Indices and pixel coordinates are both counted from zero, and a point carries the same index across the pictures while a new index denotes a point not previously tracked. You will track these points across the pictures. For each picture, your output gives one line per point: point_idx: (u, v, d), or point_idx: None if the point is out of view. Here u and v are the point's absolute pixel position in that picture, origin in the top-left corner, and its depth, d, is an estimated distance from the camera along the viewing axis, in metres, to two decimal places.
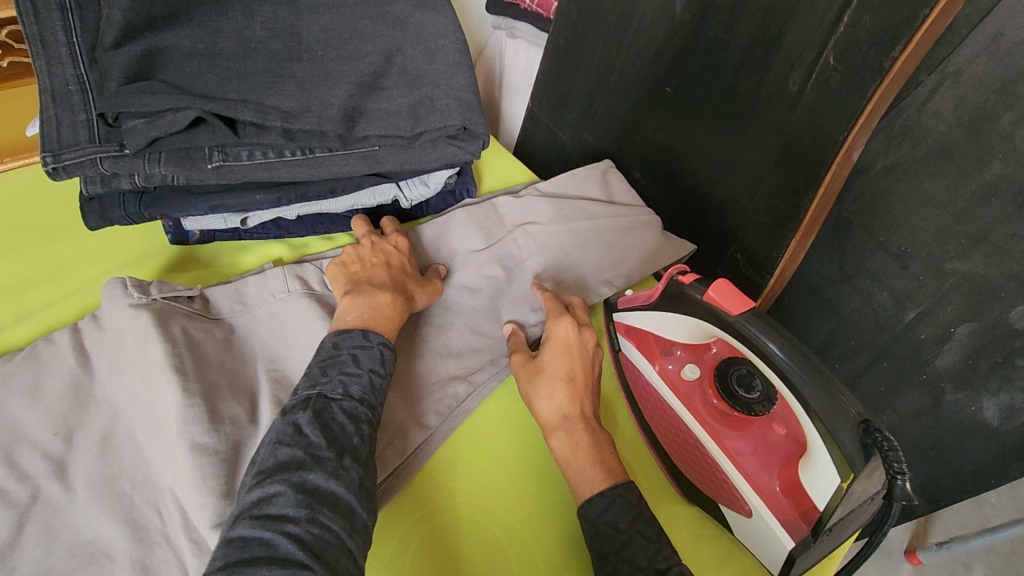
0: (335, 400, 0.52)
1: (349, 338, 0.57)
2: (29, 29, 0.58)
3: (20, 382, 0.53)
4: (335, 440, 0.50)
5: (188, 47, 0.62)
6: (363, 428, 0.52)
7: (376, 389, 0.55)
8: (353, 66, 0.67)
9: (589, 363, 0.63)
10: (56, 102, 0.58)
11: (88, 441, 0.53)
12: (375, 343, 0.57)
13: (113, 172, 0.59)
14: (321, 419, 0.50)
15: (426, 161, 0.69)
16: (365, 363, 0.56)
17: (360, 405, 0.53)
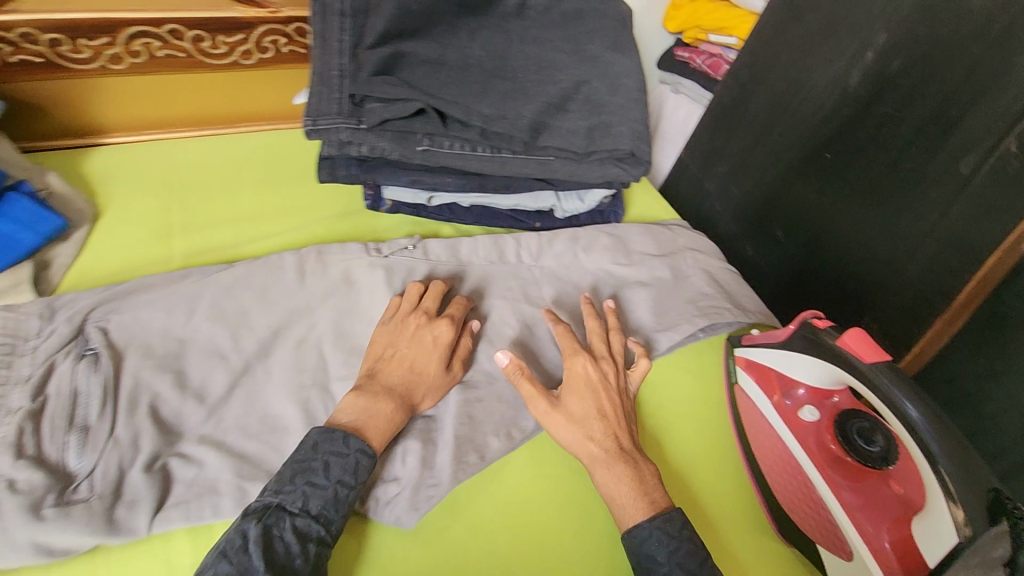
0: (291, 517, 0.50)
1: (330, 441, 0.55)
2: (314, 26, 0.73)
3: (252, 282, 0.68)
4: (274, 563, 0.48)
5: (423, 55, 0.76)
6: (309, 553, 0.50)
7: (335, 503, 0.53)
8: (547, 88, 0.78)
9: (610, 394, 0.65)
10: (321, 82, 0.73)
11: (287, 342, 0.65)
12: (350, 452, 0.54)
13: (348, 140, 0.73)
14: (268, 537, 0.49)
15: (592, 176, 0.78)
16: (334, 475, 0.53)
17: (314, 523, 0.51)
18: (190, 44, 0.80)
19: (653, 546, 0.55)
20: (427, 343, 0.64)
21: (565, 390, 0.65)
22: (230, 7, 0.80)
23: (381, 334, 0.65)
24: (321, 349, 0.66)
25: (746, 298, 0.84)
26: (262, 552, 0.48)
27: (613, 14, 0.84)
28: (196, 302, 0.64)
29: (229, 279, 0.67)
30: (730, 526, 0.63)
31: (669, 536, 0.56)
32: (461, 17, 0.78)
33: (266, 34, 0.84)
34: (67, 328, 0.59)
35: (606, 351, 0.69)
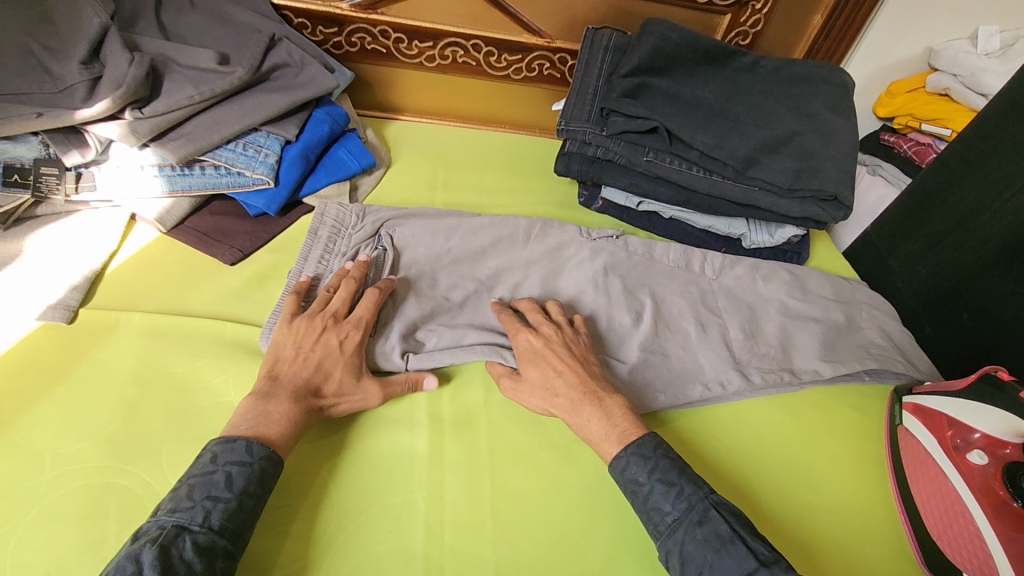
0: (190, 531, 0.48)
1: (230, 451, 0.54)
2: (583, 54, 0.94)
3: (490, 230, 0.85)
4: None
5: (662, 88, 0.92)
6: (213, 567, 0.47)
7: (239, 514, 0.51)
8: (764, 131, 0.89)
9: (562, 352, 0.68)
10: (579, 96, 0.93)
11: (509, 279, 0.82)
12: (254, 462, 0.53)
13: (590, 141, 0.91)
14: (166, 558, 0.46)
15: (791, 211, 0.88)
16: (236, 486, 0.52)
17: (217, 537, 0.49)
18: (482, 56, 1.04)
19: (634, 470, 0.59)
20: (333, 347, 0.64)
21: (521, 363, 0.68)
22: (520, 33, 1.02)
23: (280, 336, 0.64)
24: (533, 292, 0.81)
25: (918, 360, 0.86)
26: (160, 574, 0.44)
27: (837, 82, 0.94)
28: (452, 233, 0.83)
29: (478, 223, 0.85)
30: (834, 534, 0.66)
31: (642, 458, 0.60)
32: (701, 65, 0.93)
33: (537, 58, 1.05)
34: (370, 228, 0.81)
35: (546, 317, 0.72)
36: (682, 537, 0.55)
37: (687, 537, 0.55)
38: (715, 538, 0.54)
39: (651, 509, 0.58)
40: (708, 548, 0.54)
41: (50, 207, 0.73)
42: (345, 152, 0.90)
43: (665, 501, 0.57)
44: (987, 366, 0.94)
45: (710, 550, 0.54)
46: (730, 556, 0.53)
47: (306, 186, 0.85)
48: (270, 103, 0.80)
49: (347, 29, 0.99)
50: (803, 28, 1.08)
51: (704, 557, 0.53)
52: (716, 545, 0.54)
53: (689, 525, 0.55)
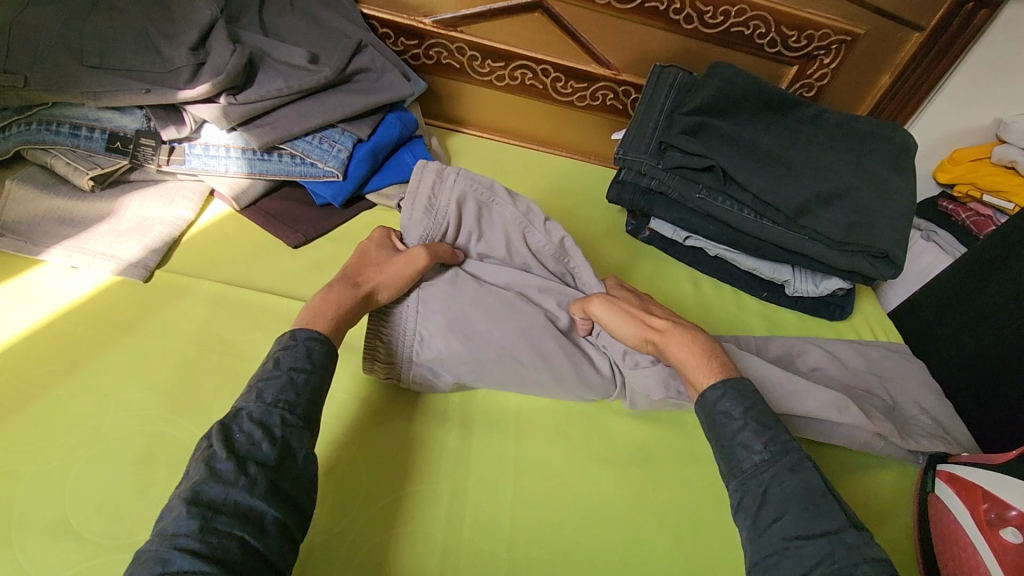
0: (247, 409, 0.54)
1: (285, 338, 0.60)
2: (647, 89, 0.98)
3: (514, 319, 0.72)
4: (237, 449, 0.51)
5: (723, 130, 0.94)
6: (271, 433, 0.53)
7: (292, 389, 0.57)
8: (819, 182, 0.90)
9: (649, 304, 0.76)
10: (639, 127, 0.96)
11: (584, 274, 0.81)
12: (297, 342, 0.59)
13: (645, 172, 0.93)
14: (227, 432, 0.52)
15: (840, 264, 0.88)
16: (286, 364, 0.58)
17: (272, 410, 0.55)
18: (549, 81, 1.09)
19: (727, 403, 0.62)
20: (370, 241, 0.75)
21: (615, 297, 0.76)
22: (589, 62, 1.06)
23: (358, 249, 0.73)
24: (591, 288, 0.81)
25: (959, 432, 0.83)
26: (223, 442, 0.51)
27: (899, 141, 0.94)
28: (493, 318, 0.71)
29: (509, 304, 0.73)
30: None
31: (738, 394, 0.62)
32: (763, 112, 0.95)
33: (602, 88, 1.09)
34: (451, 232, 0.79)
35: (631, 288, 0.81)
36: (767, 479, 0.58)
37: (776, 481, 0.57)
38: (806, 491, 0.56)
39: (738, 445, 0.60)
40: (792, 495, 0.56)
41: (142, 173, 0.79)
42: (411, 157, 0.93)
43: (755, 441, 0.60)
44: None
45: (798, 500, 0.56)
46: (820, 508, 0.55)
47: (370, 183, 0.90)
48: (350, 103, 0.86)
49: (427, 43, 1.05)
50: (870, 87, 1.09)
51: (788, 500, 0.56)
52: (805, 498, 0.56)
53: (780, 468, 0.58)
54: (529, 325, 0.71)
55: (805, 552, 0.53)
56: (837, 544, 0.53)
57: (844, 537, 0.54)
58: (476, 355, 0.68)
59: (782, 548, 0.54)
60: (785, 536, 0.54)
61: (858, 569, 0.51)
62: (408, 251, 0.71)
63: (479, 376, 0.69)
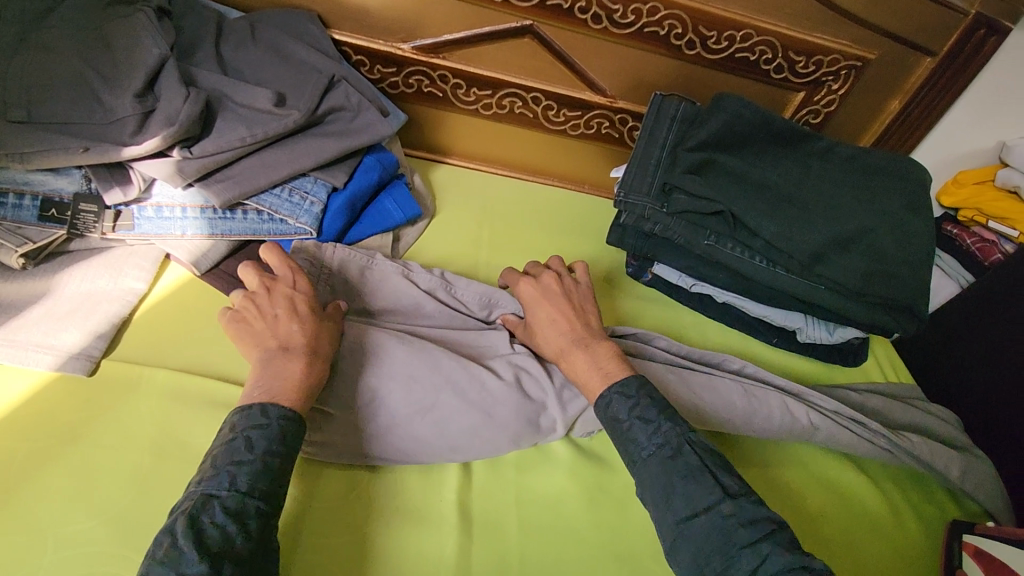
0: (219, 497, 0.48)
1: (247, 417, 0.53)
2: (647, 121, 0.92)
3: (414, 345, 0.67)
4: (209, 547, 0.45)
5: (731, 168, 0.87)
6: (246, 526, 0.48)
7: (265, 474, 0.51)
8: (835, 225, 0.83)
9: (559, 295, 0.70)
10: (639, 165, 0.89)
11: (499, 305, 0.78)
12: (269, 421, 0.53)
13: (648, 216, 0.86)
14: (196, 525, 0.46)
15: (859, 316, 0.82)
16: (257, 446, 0.52)
17: (246, 500, 0.49)
18: (540, 109, 1.01)
19: (615, 405, 0.60)
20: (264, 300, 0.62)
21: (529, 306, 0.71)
22: (583, 90, 0.99)
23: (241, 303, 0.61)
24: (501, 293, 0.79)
25: (976, 470, 0.78)
26: (193, 543, 0.45)
27: (914, 177, 0.88)
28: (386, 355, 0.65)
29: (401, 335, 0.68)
30: None
31: (625, 396, 0.60)
32: (772, 146, 0.89)
33: (597, 117, 1.02)
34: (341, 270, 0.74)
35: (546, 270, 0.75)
36: (654, 468, 0.56)
37: (661, 468, 0.56)
38: (685, 469, 0.55)
39: (629, 440, 0.58)
40: (674, 472, 0.55)
41: (83, 242, 0.70)
42: (391, 202, 0.86)
43: (642, 434, 0.58)
44: None
45: (678, 479, 0.55)
46: (698, 488, 0.54)
47: (350, 235, 0.82)
48: (323, 149, 0.77)
49: (406, 70, 0.96)
50: (878, 113, 1.04)
51: (671, 486, 0.55)
52: (684, 476, 0.55)
53: (662, 458, 0.56)
54: (425, 350, 0.66)
55: (693, 530, 0.53)
56: (717, 517, 0.52)
57: (720, 508, 0.53)
58: (364, 381, 0.63)
59: (673, 532, 0.53)
60: (676, 518, 0.54)
61: (737, 535, 0.51)
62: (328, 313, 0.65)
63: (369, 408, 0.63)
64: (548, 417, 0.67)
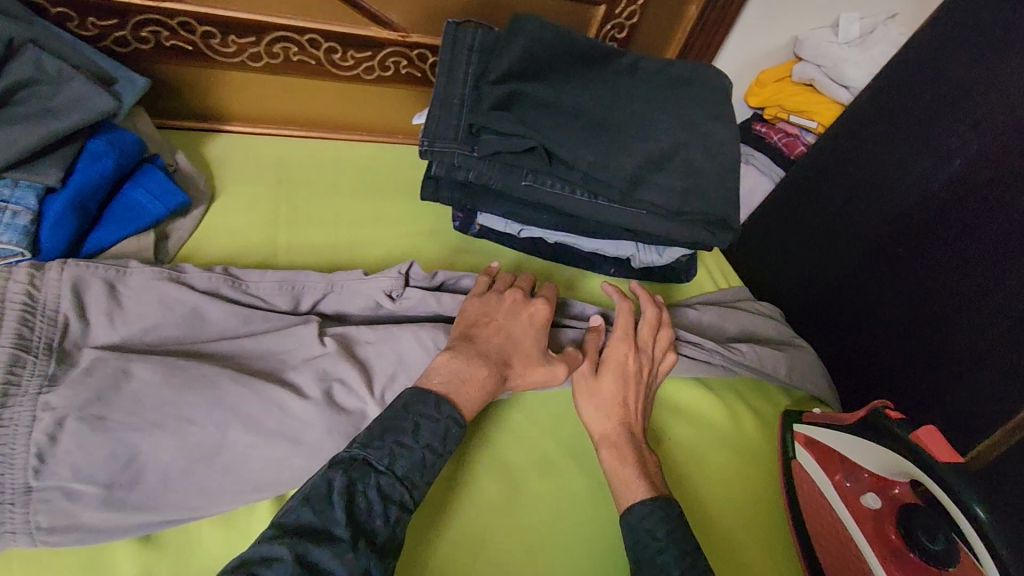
0: (377, 476, 0.51)
1: (422, 404, 0.55)
2: (444, 55, 0.82)
3: (181, 376, 0.53)
4: (356, 517, 0.48)
5: (539, 97, 0.80)
6: (393, 511, 0.50)
7: (422, 467, 0.53)
8: (648, 145, 0.81)
9: (639, 387, 0.68)
10: (442, 106, 0.79)
11: (307, 294, 0.67)
12: (443, 418, 0.55)
13: (459, 164, 0.78)
14: (352, 493, 0.49)
15: (680, 235, 0.81)
16: (422, 438, 0.54)
17: (397, 484, 0.51)
18: (321, 53, 0.86)
19: (650, 523, 0.58)
20: (525, 317, 0.66)
21: (602, 367, 0.68)
22: (366, 26, 0.85)
23: (474, 304, 0.67)
24: (307, 274, 0.68)
25: (800, 362, 0.83)
26: (346, 506, 0.48)
27: (716, 85, 0.88)
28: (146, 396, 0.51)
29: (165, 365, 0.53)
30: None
31: (665, 514, 0.59)
32: (578, 68, 0.83)
33: (391, 55, 0.89)
34: (76, 293, 0.57)
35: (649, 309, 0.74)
36: None
37: None
38: None
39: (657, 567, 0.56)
40: None
41: None
42: (143, 193, 0.69)
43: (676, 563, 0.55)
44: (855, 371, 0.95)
45: None
46: None
47: (90, 243, 0.65)
48: (7, 138, 0.59)
49: (132, 21, 0.76)
50: (680, 19, 1.01)
51: None
52: None
53: None
54: (199, 379, 0.53)
55: None
56: None
57: None
58: (121, 440, 0.49)
59: None
60: None
61: None
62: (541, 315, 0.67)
63: (140, 470, 0.49)
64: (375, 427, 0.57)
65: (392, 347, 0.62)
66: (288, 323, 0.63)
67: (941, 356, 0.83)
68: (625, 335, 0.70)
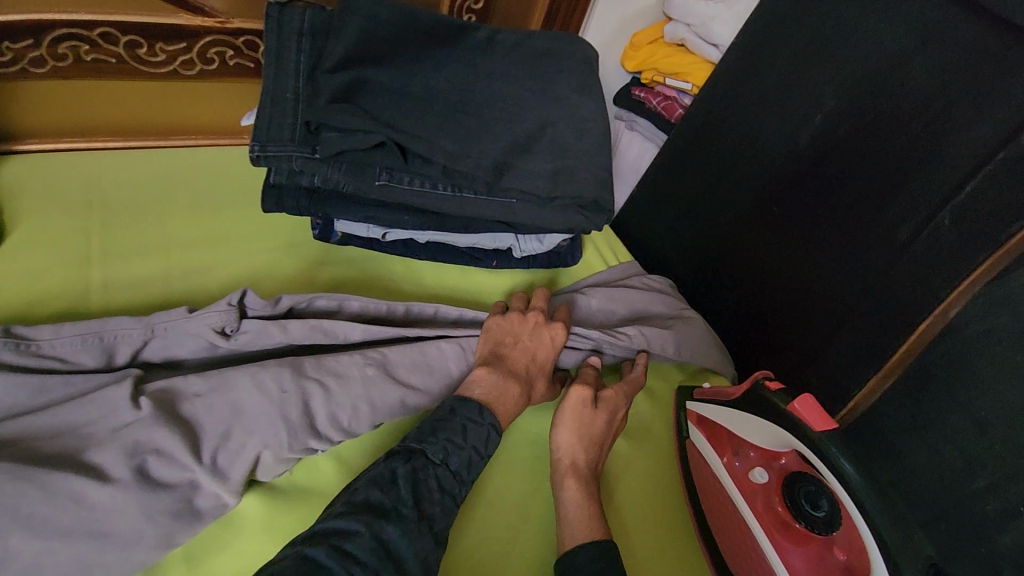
0: (436, 469, 0.57)
1: (467, 408, 0.61)
2: (268, 42, 0.71)
3: None
4: (420, 502, 0.54)
5: (385, 83, 0.72)
6: (449, 498, 0.56)
7: (468, 465, 0.59)
8: (512, 128, 0.75)
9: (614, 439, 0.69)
10: (273, 104, 0.69)
11: (121, 346, 0.59)
12: (486, 423, 0.61)
13: (300, 169, 0.69)
14: (416, 477, 0.55)
15: (553, 222, 0.76)
16: (470, 439, 0.59)
17: (450, 478, 0.57)
18: (121, 49, 0.75)
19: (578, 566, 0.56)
20: (544, 340, 0.72)
21: (601, 405, 0.68)
22: (175, 13, 0.75)
23: (497, 323, 0.72)
24: (117, 321, 0.60)
25: (688, 336, 0.82)
26: (414, 488, 0.54)
27: (580, 56, 0.84)
28: None
29: None
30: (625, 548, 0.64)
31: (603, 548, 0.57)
32: (428, 47, 0.75)
33: (212, 45, 0.79)
34: None
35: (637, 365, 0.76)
36: None
37: None
38: None
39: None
40: None
41: None
42: None
43: None
44: (746, 332, 0.97)
45: None
46: None
47: None
48: None
49: None
50: None
51: None
52: None
53: None
54: None
55: None
56: None
57: None
58: None
59: None
60: None
61: None
62: (554, 337, 0.72)
63: None
64: (206, 495, 0.54)
65: (222, 398, 0.56)
66: (102, 385, 0.57)
67: (823, 308, 0.85)
68: (625, 394, 0.71)
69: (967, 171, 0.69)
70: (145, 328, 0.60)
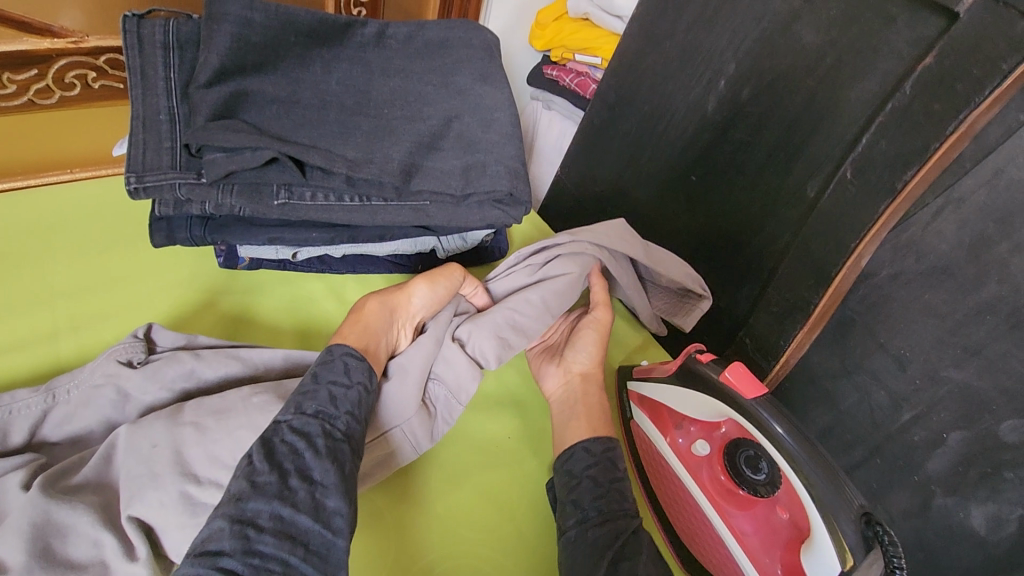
0: (286, 421, 0.54)
1: (321, 360, 0.61)
2: (132, 60, 0.64)
3: None
4: (281, 462, 0.51)
5: (270, 93, 0.67)
6: (315, 445, 0.53)
7: (331, 401, 0.57)
8: (415, 126, 0.72)
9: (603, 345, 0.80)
10: (146, 128, 0.63)
11: (16, 423, 0.55)
12: (334, 355, 0.60)
13: (186, 197, 0.63)
14: (271, 443, 0.52)
15: (471, 220, 0.73)
16: (324, 378, 0.58)
17: (310, 421, 0.55)
18: None
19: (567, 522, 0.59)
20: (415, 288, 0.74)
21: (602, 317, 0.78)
22: (17, 38, 0.71)
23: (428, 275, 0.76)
24: (13, 394, 0.56)
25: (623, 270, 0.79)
26: (271, 454, 0.51)
27: (479, 42, 0.80)
28: None
29: None
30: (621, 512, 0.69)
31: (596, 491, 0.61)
32: (313, 49, 0.71)
33: (70, 69, 0.76)
34: None
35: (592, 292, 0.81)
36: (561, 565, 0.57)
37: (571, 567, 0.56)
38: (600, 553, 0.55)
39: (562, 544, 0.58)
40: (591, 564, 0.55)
41: None
42: None
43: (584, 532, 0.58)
44: None
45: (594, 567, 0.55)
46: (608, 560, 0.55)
47: None
48: None
49: None
50: None
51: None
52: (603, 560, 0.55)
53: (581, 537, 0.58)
54: None
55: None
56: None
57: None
58: None
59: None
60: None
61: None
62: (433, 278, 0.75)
63: None
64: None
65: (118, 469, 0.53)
66: None
67: (749, 267, 0.87)
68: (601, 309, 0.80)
69: (864, 121, 0.70)
70: (44, 395, 0.56)
